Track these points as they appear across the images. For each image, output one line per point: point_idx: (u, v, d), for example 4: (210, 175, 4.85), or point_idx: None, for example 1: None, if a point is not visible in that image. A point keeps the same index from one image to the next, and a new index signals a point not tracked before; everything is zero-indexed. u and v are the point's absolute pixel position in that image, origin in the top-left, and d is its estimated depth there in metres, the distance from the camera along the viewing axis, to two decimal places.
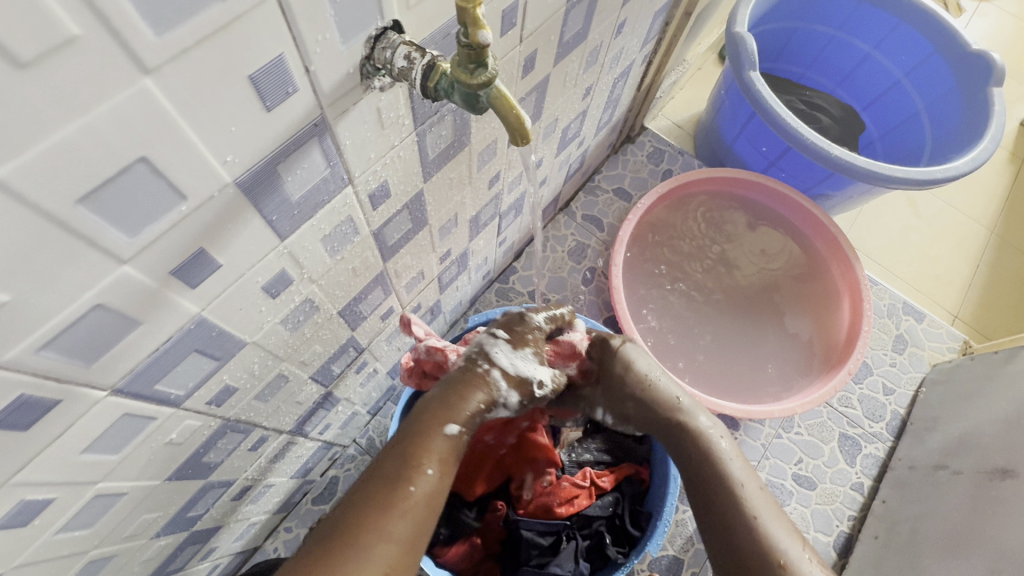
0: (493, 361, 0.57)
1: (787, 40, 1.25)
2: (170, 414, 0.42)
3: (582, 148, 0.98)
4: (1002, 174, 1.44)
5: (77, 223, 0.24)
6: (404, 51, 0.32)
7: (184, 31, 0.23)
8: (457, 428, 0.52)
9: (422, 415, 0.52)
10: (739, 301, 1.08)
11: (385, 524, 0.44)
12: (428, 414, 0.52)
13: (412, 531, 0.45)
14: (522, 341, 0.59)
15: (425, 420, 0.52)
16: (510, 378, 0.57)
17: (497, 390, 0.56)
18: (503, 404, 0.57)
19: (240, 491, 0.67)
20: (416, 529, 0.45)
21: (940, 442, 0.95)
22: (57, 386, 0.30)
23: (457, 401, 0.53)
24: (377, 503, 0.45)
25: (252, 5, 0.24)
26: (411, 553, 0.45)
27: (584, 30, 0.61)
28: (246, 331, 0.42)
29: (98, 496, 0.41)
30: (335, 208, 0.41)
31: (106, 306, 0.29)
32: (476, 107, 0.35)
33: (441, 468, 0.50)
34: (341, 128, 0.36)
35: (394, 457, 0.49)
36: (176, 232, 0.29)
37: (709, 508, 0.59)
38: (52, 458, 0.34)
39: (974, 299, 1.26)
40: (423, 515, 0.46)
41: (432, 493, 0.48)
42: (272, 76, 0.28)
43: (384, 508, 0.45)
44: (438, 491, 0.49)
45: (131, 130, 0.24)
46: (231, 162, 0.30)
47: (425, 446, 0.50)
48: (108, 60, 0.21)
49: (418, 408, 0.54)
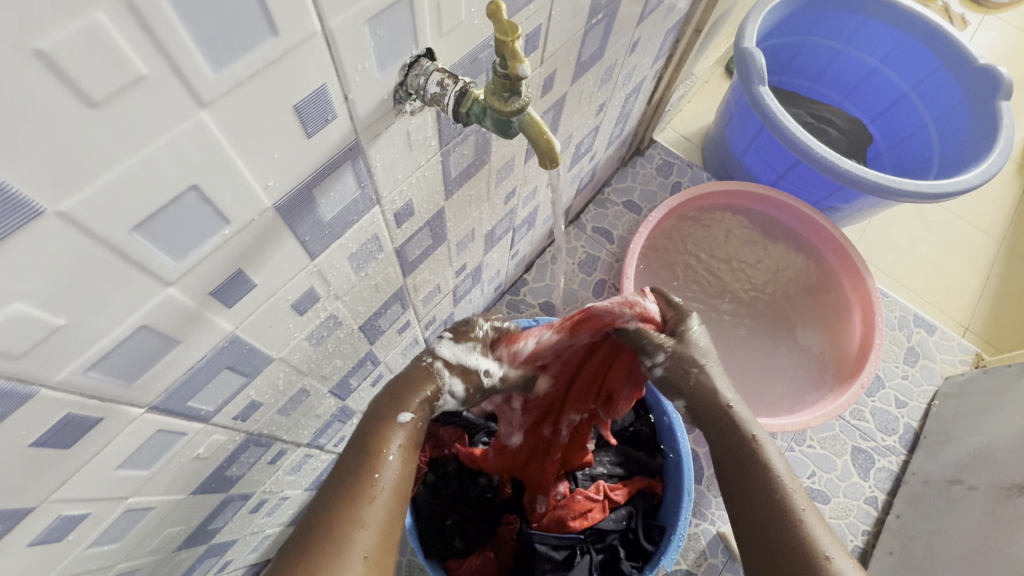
0: (436, 355, 0.59)
1: (794, 54, 1.26)
2: (200, 429, 0.42)
3: (594, 162, 0.99)
4: (1010, 186, 1.44)
5: (130, 249, 0.25)
6: (437, 78, 0.33)
7: (239, 67, 0.24)
8: (410, 415, 0.54)
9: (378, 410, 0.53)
10: (749, 313, 1.09)
11: (359, 512, 0.45)
12: (381, 409, 0.54)
13: (385, 514, 0.47)
14: (465, 335, 0.61)
15: (378, 415, 0.54)
16: (453, 368, 0.59)
17: (442, 379, 0.58)
18: (450, 393, 0.59)
19: (257, 504, 0.67)
20: (393, 510, 0.48)
21: (955, 456, 0.95)
22: (99, 404, 0.31)
23: (407, 393, 0.55)
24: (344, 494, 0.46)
25: (301, 39, 0.25)
26: (391, 535, 0.46)
27: (600, 50, 0.62)
28: (274, 347, 0.43)
29: (128, 511, 0.42)
30: (362, 227, 0.42)
31: (151, 326, 0.30)
32: (508, 132, 0.36)
33: (404, 453, 0.52)
34: (373, 152, 0.36)
35: (355, 452, 0.50)
36: (218, 254, 0.30)
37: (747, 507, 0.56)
38: (90, 475, 0.34)
39: (985, 311, 1.25)
40: (394, 497, 0.48)
41: (398, 476, 0.50)
42: (314, 105, 0.29)
43: (353, 499, 0.46)
44: (407, 473, 0.51)
45: (185, 160, 0.25)
46: (271, 186, 0.30)
47: (385, 436, 0.51)
48: (170, 96, 0.22)
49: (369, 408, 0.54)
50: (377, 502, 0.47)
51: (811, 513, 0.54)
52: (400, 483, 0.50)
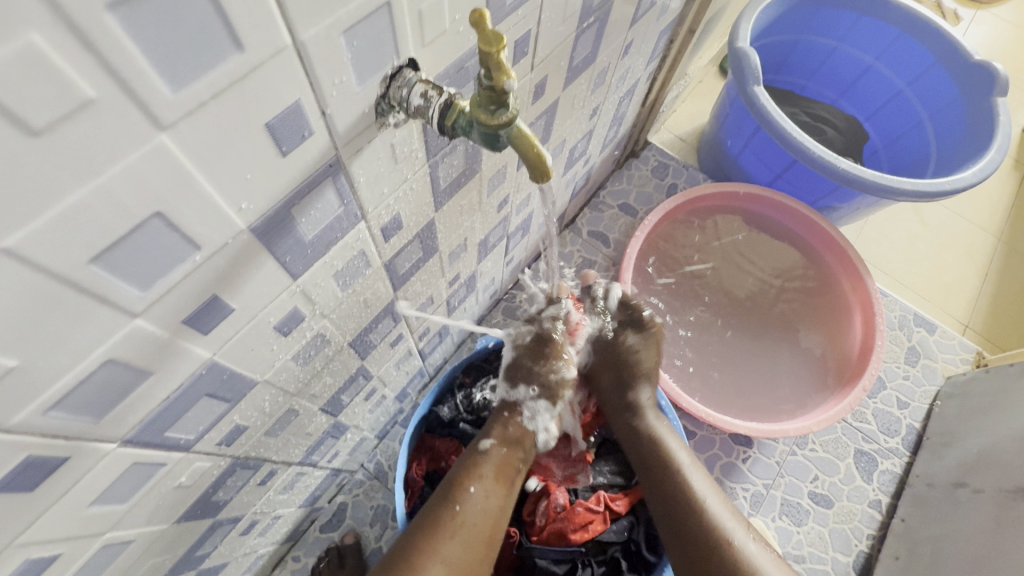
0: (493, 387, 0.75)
1: (789, 52, 1.25)
2: (180, 458, 0.40)
3: (588, 166, 0.97)
4: (1008, 183, 1.43)
5: (89, 282, 0.24)
6: (420, 89, 0.32)
7: (201, 86, 0.22)
8: (490, 441, 0.66)
9: (471, 454, 0.64)
10: (753, 318, 1.07)
11: (438, 545, 0.53)
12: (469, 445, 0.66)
13: (465, 547, 0.55)
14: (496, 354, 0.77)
15: (466, 458, 0.64)
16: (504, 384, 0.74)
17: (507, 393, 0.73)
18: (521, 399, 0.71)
19: (248, 525, 0.65)
20: (467, 543, 0.55)
21: (959, 458, 0.93)
22: (66, 443, 0.29)
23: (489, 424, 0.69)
24: (433, 526, 0.55)
25: (270, 53, 0.24)
26: (471, 564, 0.54)
27: (592, 54, 0.60)
28: (258, 371, 0.41)
29: (105, 546, 0.40)
30: (347, 244, 0.40)
31: (117, 360, 0.28)
32: (495, 144, 0.34)
33: (485, 487, 0.60)
34: (355, 167, 0.35)
35: (444, 487, 0.60)
36: (189, 282, 0.29)
37: (667, 511, 0.63)
38: (60, 514, 0.33)
39: (984, 308, 1.24)
40: (473, 532, 0.56)
41: (479, 510, 0.58)
42: (289, 122, 0.27)
43: (437, 530, 0.54)
44: (486, 510, 0.59)
45: (145, 187, 0.23)
46: (246, 209, 0.29)
47: (470, 475, 0.61)
48: (122, 119, 0.20)
49: (467, 450, 0.66)
50: (458, 536, 0.55)
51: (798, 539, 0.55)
52: (480, 517, 0.58)
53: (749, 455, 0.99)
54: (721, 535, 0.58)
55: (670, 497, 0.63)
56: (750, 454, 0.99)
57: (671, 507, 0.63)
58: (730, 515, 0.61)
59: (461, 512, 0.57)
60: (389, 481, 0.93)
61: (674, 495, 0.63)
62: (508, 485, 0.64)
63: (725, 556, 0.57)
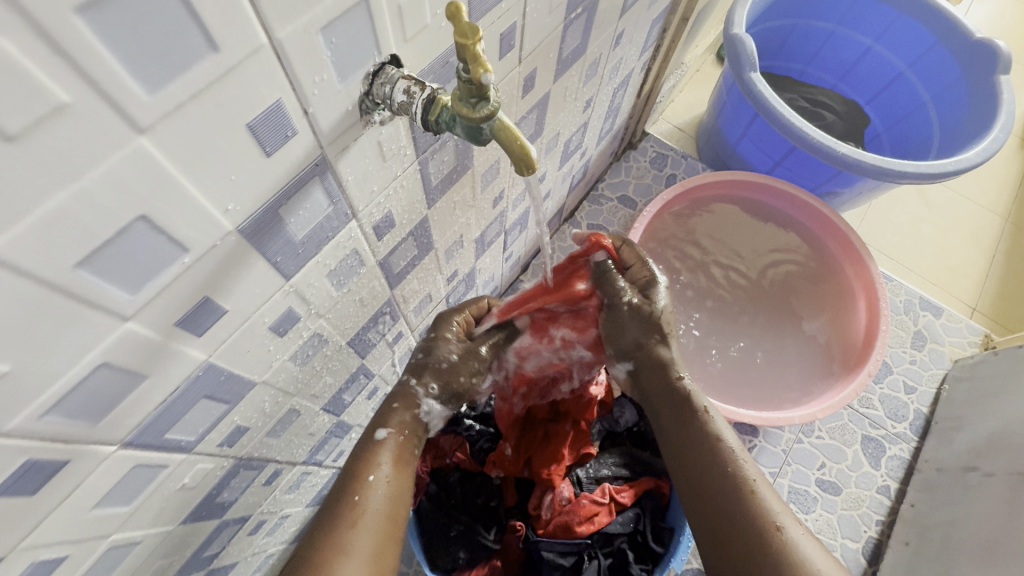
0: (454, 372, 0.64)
1: (786, 37, 1.23)
2: (182, 460, 0.41)
3: (585, 158, 0.97)
4: (1014, 162, 1.42)
5: (77, 287, 0.24)
6: (402, 85, 0.32)
7: (178, 87, 0.22)
8: (387, 431, 0.59)
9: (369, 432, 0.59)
10: (755, 306, 1.07)
11: (341, 539, 0.48)
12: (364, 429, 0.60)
13: (372, 536, 0.50)
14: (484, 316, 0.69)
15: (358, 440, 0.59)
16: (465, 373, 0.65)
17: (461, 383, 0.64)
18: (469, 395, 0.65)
19: (255, 525, 0.66)
20: (372, 533, 0.50)
21: (969, 442, 0.93)
22: (64, 446, 0.29)
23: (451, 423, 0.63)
24: (330, 521, 0.50)
25: (246, 54, 0.24)
26: (382, 552, 0.50)
27: (582, 45, 0.60)
28: (256, 372, 0.42)
29: (111, 547, 0.40)
30: (339, 243, 0.40)
31: (110, 363, 0.28)
32: (479, 138, 0.34)
33: (386, 471, 0.55)
34: (342, 166, 0.35)
35: (339, 478, 0.55)
36: (178, 285, 0.29)
37: (705, 494, 0.58)
38: (64, 517, 0.33)
39: (992, 290, 1.23)
40: (379, 519, 0.51)
41: (381, 496, 0.53)
42: (270, 123, 0.27)
43: (336, 525, 0.49)
44: (386, 494, 0.54)
45: (127, 191, 0.23)
46: (232, 210, 0.29)
47: (368, 460, 0.56)
48: (100, 123, 0.20)
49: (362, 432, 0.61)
50: (361, 526, 0.50)
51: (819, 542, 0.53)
52: (383, 505, 0.53)
53: (755, 444, 0.99)
54: (763, 515, 0.54)
55: (709, 475, 0.58)
56: (756, 443, 0.99)
57: (705, 493, 0.58)
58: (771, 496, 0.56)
59: (361, 502, 0.52)
60: None
61: (716, 476, 0.58)
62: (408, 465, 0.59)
63: (766, 541, 0.52)
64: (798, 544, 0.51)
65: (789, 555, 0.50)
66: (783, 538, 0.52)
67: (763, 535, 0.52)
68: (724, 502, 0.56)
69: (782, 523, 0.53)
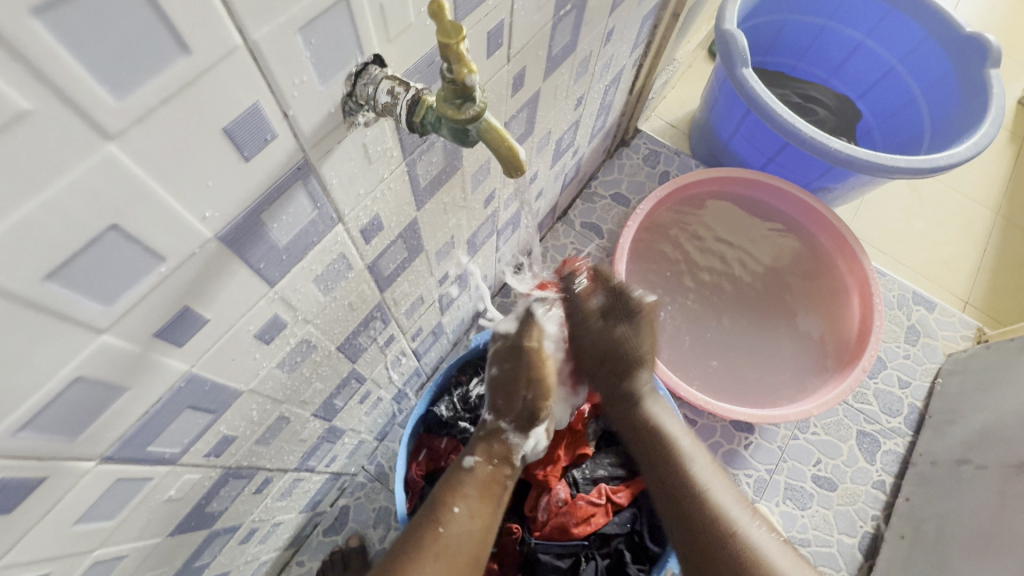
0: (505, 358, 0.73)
1: (777, 33, 1.23)
2: (167, 472, 0.40)
3: (577, 157, 0.96)
4: (1005, 155, 1.42)
5: (48, 300, 0.23)
6: (387, 86, 0.31)
7: (147, 91, 0.21)
8: (474, 459, 0.65)
9: (461, 471, 0.63)
10: (749, 303, 1.06)
11: (421, 566, 0.51)
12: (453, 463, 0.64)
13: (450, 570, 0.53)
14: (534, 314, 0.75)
15: (451, 474, 0.63)
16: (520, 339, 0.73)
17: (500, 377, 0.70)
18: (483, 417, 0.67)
19: (247, 533, 0.65)
20: (450, 566, 0.53)
21: (962, 435, 0.93)
22: (40, 464, 0.28)
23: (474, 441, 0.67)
24: (414, 548, 0.53)
25: (221, 56, 0.23)
26: None
27: (572, 42, 0.59)
28: (242, 380, 0.41)
29: (96, 562, 0.40)
30: (325, 247, 0.40)
31: (87, 377, 0.27)
32: (465, 140, 0.33)
33: (470, 506, 0.59)
34: (326, 169, 0.34)
35: (429, 508, 0.58)
36: (156, 295, 0.28)
37: (670, 499, 0.61)
38: (42, 536, 0.32)
39: (984, 284, 1.23)
40: (457, 555, 0.54)
41: (463, 532, 0.56)
42: (248, 126, 0.26)
43: (420, 552, 0.52)
44: (467, 534, 0.56)
45: (96, 200, 0.22)
46: (210, 217, 0.28)
47: (459, 492, 0.60)
48: (65, 131, 0.19)
49: (454, 469, 0.64)
50: (441, 559, 0.53)
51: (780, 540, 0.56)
52: (465, 541, 0.55)
53: (751, 441, 0.99)
54: (722, 516, 0.57)
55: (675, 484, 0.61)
56: (751, 441, 0.99)
57: (672, 494, 0.61)
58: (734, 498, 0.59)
59: (445, 534, 0.55)
60: (390, 482, 0.92)
61: (676, 488, 0.61)
62: (494, 504, 0.62)
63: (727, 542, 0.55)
64: (755, 543, 0.55)
65: (748, 553, 0.54)
66: (740, 541, 0.55)
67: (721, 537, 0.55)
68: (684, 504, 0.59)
69: (748, 531, 0.56)
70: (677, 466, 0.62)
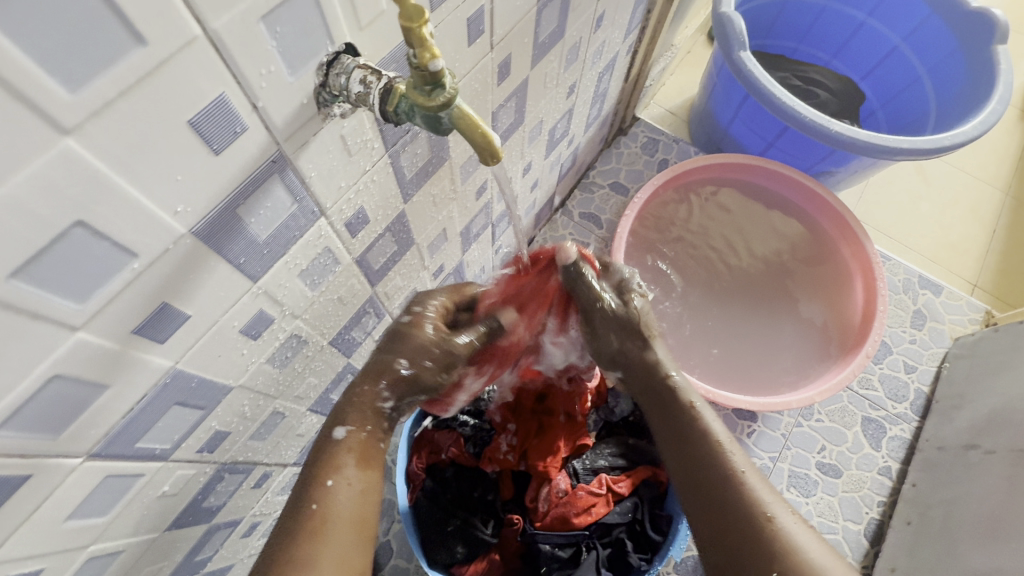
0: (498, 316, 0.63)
1: (777, 14, 1.20)
2: (159, 468, 0.40)
3: (572, 146, 0.95)
4: (1014, 134, 1.39)
5: (16, 299, 0.23)
6: (359, 75, 0.30)
7: (103, 84, 0.21)
8: (346, 429, 0.52)
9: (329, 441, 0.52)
10: (750, 290, 1.05)
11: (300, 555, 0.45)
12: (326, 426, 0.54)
13: (339, 548, 0.46)
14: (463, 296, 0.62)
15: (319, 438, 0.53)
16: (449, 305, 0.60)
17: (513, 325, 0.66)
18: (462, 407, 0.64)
19: (249, 527, 0.66)
20: (333, 549, 0.46)
21: (969, 420, 0.92)
22: (23, 461, 0.29)
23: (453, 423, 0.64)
24: (287, 537, 0.46)
25: (179, 46, 0.23)
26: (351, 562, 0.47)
27: (560, 29, 0.58)
28: (231, 376, 0.41)
29: (91, 558, 0.40)
30: (309, 242, 0.39)
31: (65, 375, 0.28)
32: (438, 128, 0.33)
33: (347, 473, 0.50)
34: (302, 162, 0.34)
35: (299, 487, 0.50)
36: (131, 291, 0.28)
37: (698, 483, 0.57)
38: (33, 533, 0.33)
39: (992, 266, 1.21)
40: (343, 531, 0.47)
41: (342, 504, 0.48)
42: (216, 118, 0.26)
43: (295, 542, 0.46)
44: (343, 506, 0.48)
45: (57, 195, 0.22)
46: (183, 212, 0.28)
47: (333, 463, 0.50)
48: (19, 126, 0.19)
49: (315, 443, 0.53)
50: (322, 541, 0.46)
51: (812, 529, 0.52)
52: (349, 511, 0.49)
53: (754, 430, 0.98)
54: (754, 505, 0.53)
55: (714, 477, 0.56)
56: (755, 429, 0.98)
57: (698, 476, 0.57)
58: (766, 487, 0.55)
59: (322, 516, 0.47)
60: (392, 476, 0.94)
61: (709, 474, 0.57)
62: (376, 464, 0.53)
63: (761, 530, 0.51)
64: (796, 535, 0.50)
65: (783, 544, 0.50)
66: (778, 530, 0.51)
67: (756, 525, 0.52)
68: (714, 489, 0.56)
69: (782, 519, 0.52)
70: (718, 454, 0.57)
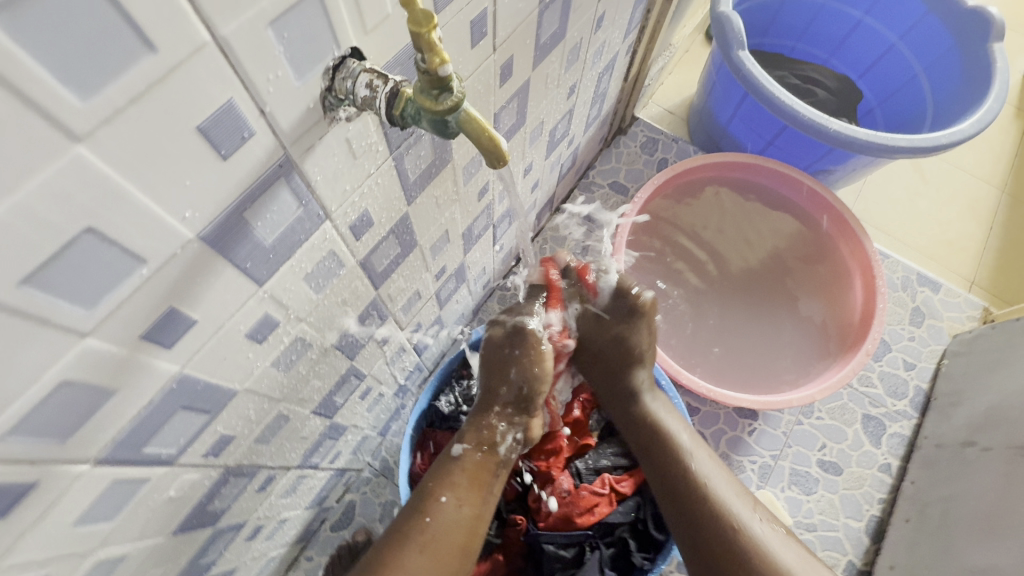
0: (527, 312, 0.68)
1: (775, 13, 1.21)
2: (165, 472, 0.40)
3: (573, 146, 0.95)
4: (1010, 131, 1.40)
5: (26, 305, 0.23)
6: (365, 79, 0.30)
7: (113, 92, 0.21)
8: (462, 448, 0.60)
9: (443, 469, 0.57)
10: (750, 289, 1.06)
11: (404, 559, 0.48)
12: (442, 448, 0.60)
13: (438, 561, 0.50)
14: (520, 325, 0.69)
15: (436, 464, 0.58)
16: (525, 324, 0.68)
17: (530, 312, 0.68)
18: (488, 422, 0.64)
19: (253, 530, 0.66)
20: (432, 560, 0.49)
21: (967, 417, 0.92)
22: (32, 468, 0.29)
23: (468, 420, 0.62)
24: (398, 539, 0.50)
25: (189, 52, 0.23)
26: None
27: (561, 30, 0.58)
28: (235, 380, 0.41)
29: (97, 563, 0.40)
30: (314, 245, 0.39)
31: (73, 381, 0.28)
32: (445, 131, 0.33)
33: (457, 492, 0.55)
34: (308, 165, 0.34)
35: (415, 498, 0.55)
36: (140, 297, 0.28)
37: (673, 495, 0.61)
38: (40, 539, 0.33)
39: (989, 263, 1.22)
40: (445, 546, 0.51)
41: (450, 522, 0.52)
42: (224, 124, 0.26)
43: (405, 544, 0.49)
44: (452, 525, 0.52)
45: (69, 202, 0.22)
46: (190, 218, 0.28)
47: (447, 482, 0.56)
48: (31, 132, 0.19)
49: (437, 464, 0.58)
50: (426, 550, 0.50)
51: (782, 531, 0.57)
52: (456, 530, 0.52)
53: (754, 428, 0.98)
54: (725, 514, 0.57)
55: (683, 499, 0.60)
56: (755, 427, 0.98)
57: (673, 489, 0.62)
58: (736, 493, 0.60)
59: (432, 524, 0.51)
60: (395, 476, 0.93)
61: (683, 487, 0.61)
62: (485, 493, 0.57)
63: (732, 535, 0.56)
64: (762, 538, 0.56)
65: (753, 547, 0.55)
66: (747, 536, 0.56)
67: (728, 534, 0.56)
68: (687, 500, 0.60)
69: (750, 523, 0.57)
70: (684, 474, 0.62)
